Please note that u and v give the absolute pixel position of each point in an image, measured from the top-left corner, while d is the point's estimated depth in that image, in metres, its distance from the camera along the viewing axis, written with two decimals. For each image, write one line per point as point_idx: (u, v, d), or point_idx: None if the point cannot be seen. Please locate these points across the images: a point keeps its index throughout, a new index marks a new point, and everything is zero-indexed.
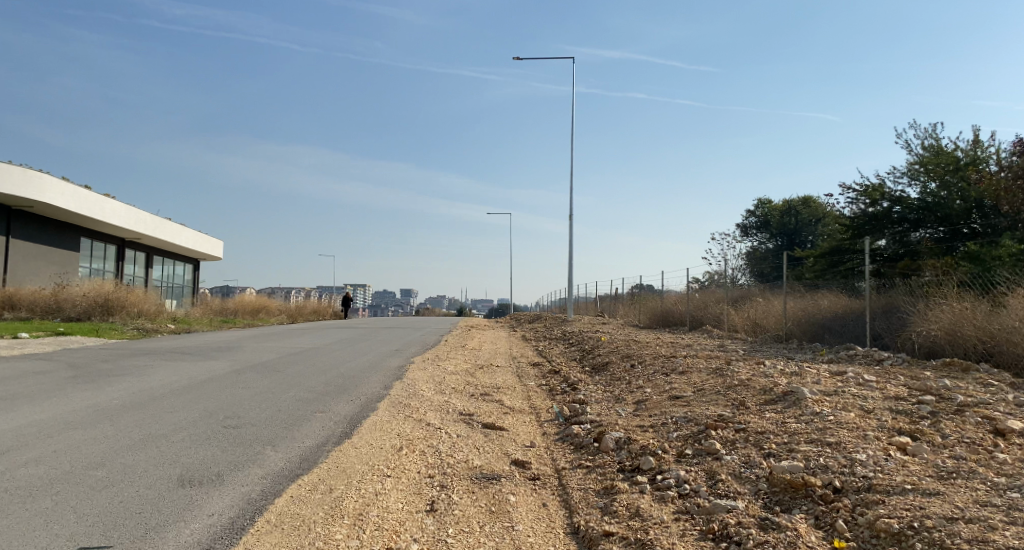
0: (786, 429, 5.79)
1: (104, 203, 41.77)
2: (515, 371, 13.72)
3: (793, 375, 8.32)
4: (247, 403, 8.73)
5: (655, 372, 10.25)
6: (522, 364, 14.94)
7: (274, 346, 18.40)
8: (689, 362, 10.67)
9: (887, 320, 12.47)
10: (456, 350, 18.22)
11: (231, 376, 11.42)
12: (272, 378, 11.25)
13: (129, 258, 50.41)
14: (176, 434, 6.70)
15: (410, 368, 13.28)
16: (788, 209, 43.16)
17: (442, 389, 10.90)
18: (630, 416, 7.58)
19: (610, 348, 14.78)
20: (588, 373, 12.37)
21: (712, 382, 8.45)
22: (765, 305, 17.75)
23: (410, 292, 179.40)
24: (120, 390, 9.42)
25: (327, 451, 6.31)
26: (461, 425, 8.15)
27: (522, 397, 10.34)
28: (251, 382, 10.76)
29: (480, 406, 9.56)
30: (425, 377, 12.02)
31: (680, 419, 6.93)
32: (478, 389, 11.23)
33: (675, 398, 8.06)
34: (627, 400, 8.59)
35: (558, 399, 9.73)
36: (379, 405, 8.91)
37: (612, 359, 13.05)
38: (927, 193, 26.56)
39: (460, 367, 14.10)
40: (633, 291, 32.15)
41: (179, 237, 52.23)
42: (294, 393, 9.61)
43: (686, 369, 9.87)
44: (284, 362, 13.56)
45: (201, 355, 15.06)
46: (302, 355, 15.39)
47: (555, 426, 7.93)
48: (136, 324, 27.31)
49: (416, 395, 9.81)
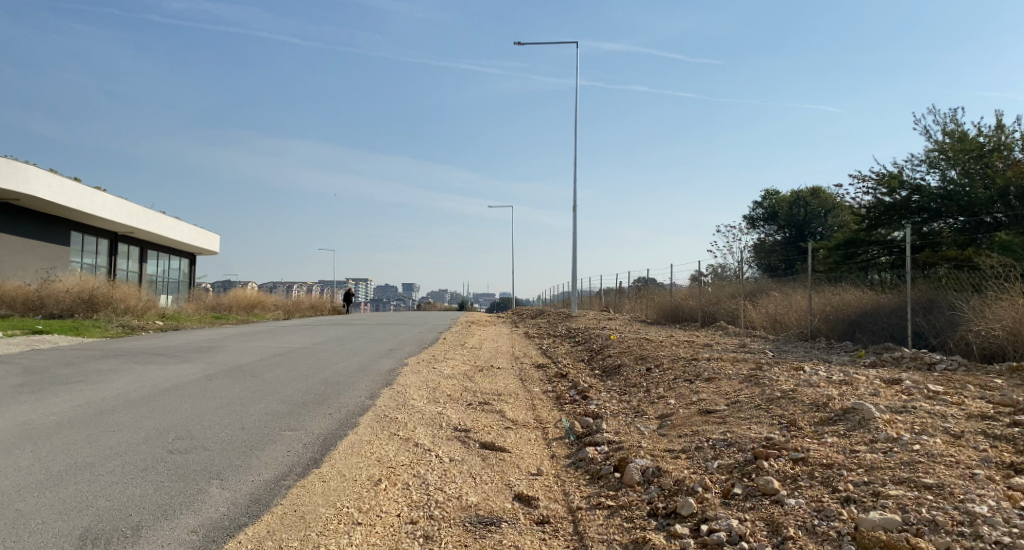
0: (859, 462, 4.59)
1: (94, 196, 40.53)
2: (517, 375, 12.52)
3: (843, 385, 7.10)
4: (207, 417, 7.55)
5: (677, 378, 9.03)
6: (525, 366, 13.75)
7: (260, 345, 17.23)
8: (715, 366, 9.45)
9: (930, 316, 11.26)
10: (454, 350, 17.02)
11: (201, 382, 10.23)
12: (245, 385, 10.07)
13: (122, 253, 49.21)
14: (105, 464, 5.52)
15: (402, 372, 12.07)
16: (797, 200, 41.82)
17: (435, 398, 9.71)
18: (655, 436, 6.38)
19: (621, 348, 13.57)
20: (599, 377, 11.17)
21: (748, 393, 7.24)
22: (787, 300, 16.51)
23: (411, 286, 178.00)
24: (66, 401, 8.23)
25: (287, 489, 5.13)
26: (453, 446, 6.95)
27: (527, 407, 9.16)
28: (221, 390, 9.56)
29: (478, 419, 8.37)
30: (418, 383, 10.84)
31: (718, 444, 5.73)
32: (476, 397, 10.04)
33: (707, 413, 6.86)
34: (648, 414, 7.39)
35: (568, 411, 8.53)
36: (361, 421, 7.72)
37: (624, 361, 11.85)
38: (948, 181, 25.25)
39: (458, 371, 12.87)
40: (640, 286, 30.87)
41: (173, 231, 50.98)
42: (265, 404, 8.43)
43: (713, 376, 8.67)
44: (264, 365, 12.36)
45: (178, 356, 13.87)
46: (287, 356, 14.20)
47: (566, 448, 6.73)
48: (121, 321, 26.16)
49: (405, 407, 8.61)
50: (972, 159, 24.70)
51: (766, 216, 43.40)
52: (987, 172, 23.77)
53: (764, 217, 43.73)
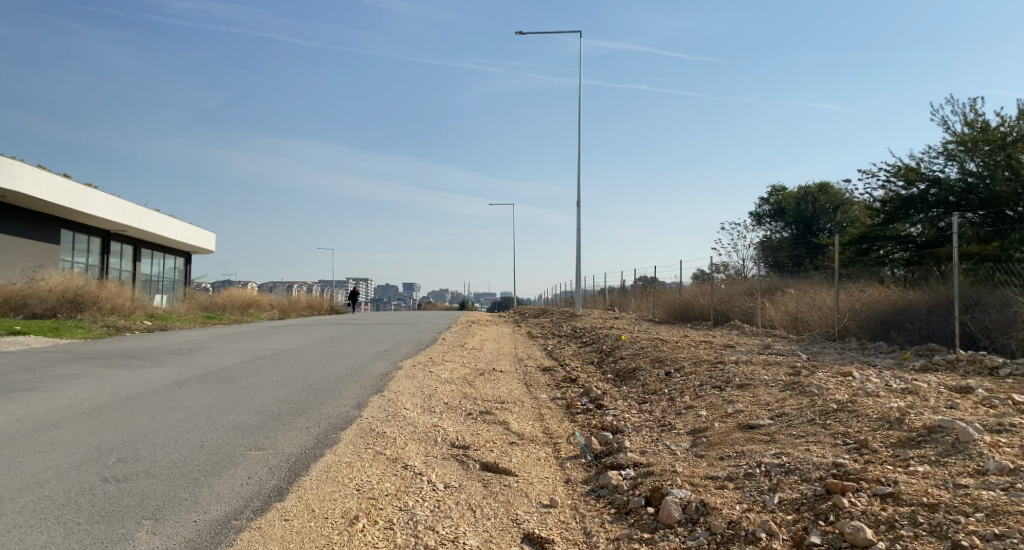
0: (977, 504, 3.51)
1: (83, 193, 39.40)
2: (522, 379, 11.45)
3: (909, 394, 6.01)
4: (163, 432, 6.46)
5: (705, 385, 7.95)
6: (530, 369, 12.68)
7: (247, 346, 16.20)
8: (746, 371, 8.36)
9: (983, 315, 10.15)
10: (453, 352, 15.95)
11: (169, 389, 9.18)
12: (218, 393, 9.01)
13: (115, 251, 48.10)
14: (17, 498, 4.45)
15: (396, 377, 10.99)
16: (804, 196, 40.70)
17: (430, 407, 8.63)
18: (692, 458, 5.31)
19: (634, 350, 12.51)
20: (612, 383, 10.08)
21: (796, 405, 6.14)
22: (810, 297, 15.39)
23: (412, 286, 176.82)
24: (6, 413, 7.16)
25: (238, 532, 4.07)
26: (448, 469, 5.87)
27: (534, 418, 8.09)
28: (189, 398, 8.48)
29: (479, 432, 7.31)
30: (413, 390, 9.78)
31: (775, 470, 4.66)
32: (477, 405, 8.98)
33: (749, 429, 5.77)
34: (678, 429, 6.32)
35: (581, 423, 7.45)
36: (343, 436, 6.64)
37: (639, 365, 10.76)
38: (967, 174, 24.08)
39: (456, 374, 11.79)
40: (645, 283, 29.79)
41: (166, 230, 49.83)
42: (235, 416, 7.36)
43: (747, 383, 7.57)
44: (243, 368, 11.30)
45: (155, 359, 12.83)
46: (273, 358, 13.19)
47: (584, 471, 5.66)
48: (107, 322, 25.12)
49: (394, 420, 7.54)
50: (992, 150, 23.56)
51: (773, 213, 42.27)
52: (1010, 163, 22.63)
53: (770, 214, 42.59)
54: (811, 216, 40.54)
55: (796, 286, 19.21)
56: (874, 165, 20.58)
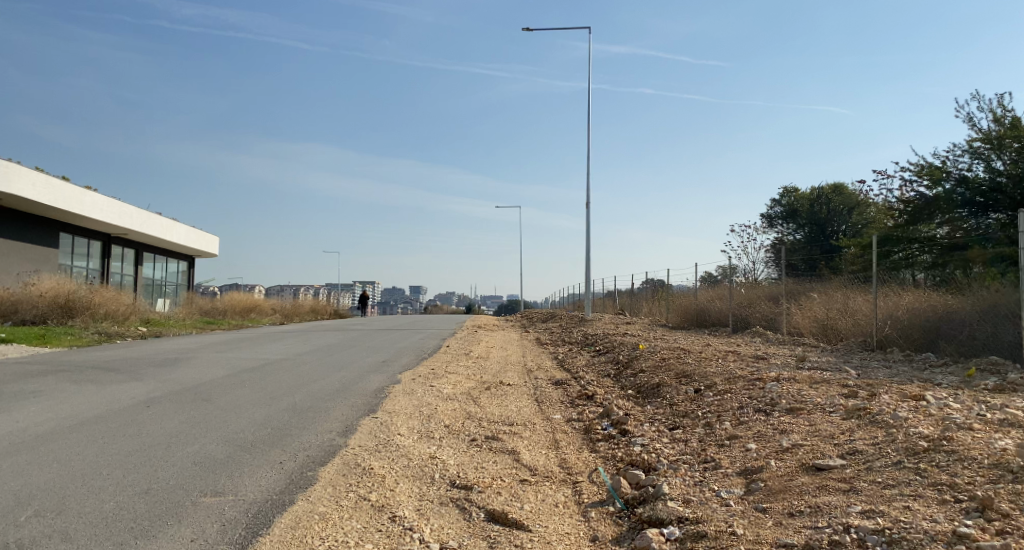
0: None
1: (81, 195, 38.47)
2: (532, 394, 10.37)
3: (1013, 428, 4.86)
4: (106, 470, 5.40)
5: (747, 408, 6.85)
6: (540, 382, 11.60)
7: (236, 355, 15.16)
8: (792, 391, 7.23)
9: None
10: (456, 362, 14.86)
11: (134, 410, 8.11)
12: (189, 414, 7.93)
13: (116, 255, 47.24)
14: None
15: (393, 393, 9.91)
16: (817, 196, 39.36)
17: (428, 433, 7.54)
18: (753, 515, 4.21)
19: (654, 361, 11.40)
20: (634, 401, 8.96)
21: (870, 439, 5.02)
22: (843, 304, 14.19)
23: (418, 288, 175.90)
24: None
25: None
26: (446, 520, 4.78)
27: (548, 446, 7.01)
28: (154, 422, 7.42)
29: (486, 466, 6.23)
30: (411, 409, 8.70)
31: (870, 538, 3.56)
32: (482, 429, 7.90)
33: (818, 473, 4.64)
34: (725, 468, 5.22)
35: (604, 455, 6.36)
36: (322, 475, 5.56)
37: (662, 380, 9.64)
38: (997, 172, 22.67)
39: (459, 389, 10.69)
40: (658, 286, 28.63)
41: (167, 233, 48.85)
42: (198, 447, 6.29)
43: (797, 407, 6.44)
44: (226, 384, 10.23)
45: (131, 372, 11.78)
46: (261, 371, 12.15)
47: (615, 527, 4.57)
48: (99, 329, 24.13)
49: (386, 453, 6.45)
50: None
51: (785, 214, 40.96)
52: None
53: (783, 216, 41.25)
54: (824, 218, 39.28)
55: (822, 289, 18.04)
56: (901, 161, 19.42)
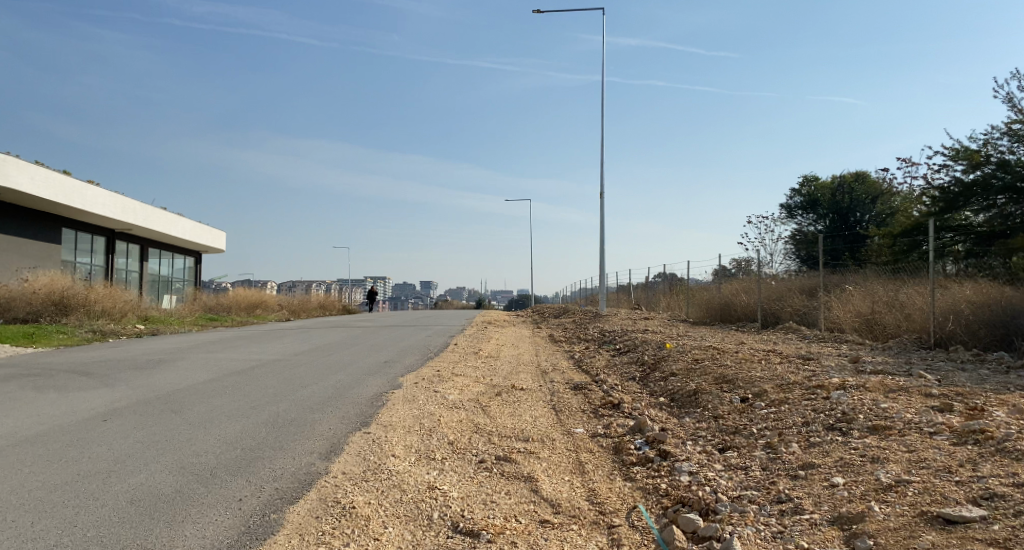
0: None
1: (83, 189, 37.44)
2: (549, 402, 9.15)
3: None
4: (11, 515, 4.27)
5: (817, 427, 5.60)
6: (558, 386, 10.39)
7: (228, 356, 14.03)
8: (867, 403, 5.95)
9: None
10: (464, 362, 13.66)
11: (90, 424, 6.98)
12: (150, 430, 6.80)
13: (121, 250, 46.27)
14: None
15: (392, 401, 8.72)
16: (838, 185, 37.84)
17: (429, 454, 6.34)
18: None
19: (685, 363, 10.14)
20: (669, 411, 7.73)
21: (1012, 478, 3.74)
22: (893, 298, 12.89)
23: (429, 283, 174.91)
24: None
25: None
26: None
27: (571, 473, 5.77)
28: (104, 441, 6.29)
29: (495, 502, 5.01)
30: (411, 422, 7.50)
31: None
32: (492, 447, 6.70)
33: (950, 528, 3.39)
34: (810, 513, 3.98)
35: (645, 487, 5.14)
36: (287, 521, 4.38)
37: (699, 385, 8.39)
38: None
39: (466, 396, 9.50)
40: (676, 279, 27.33)
41: (172, 228, 47.87)
42: (143, 477, 5.12)
43: (885, 425, 5.17)
44: (204, 391, 9.10)
45: (107, 376, 10.68)
46: (250, 374, 11.01)
47: None
48: (94, 327, 23.10)
49: (373, 484, 5.25)
50: None
51: (804, 204, 39.49)
52: None
53: (802, 206, 39.72)
54: (846, 207, 37.70)
55: (860, 280, 16.73)
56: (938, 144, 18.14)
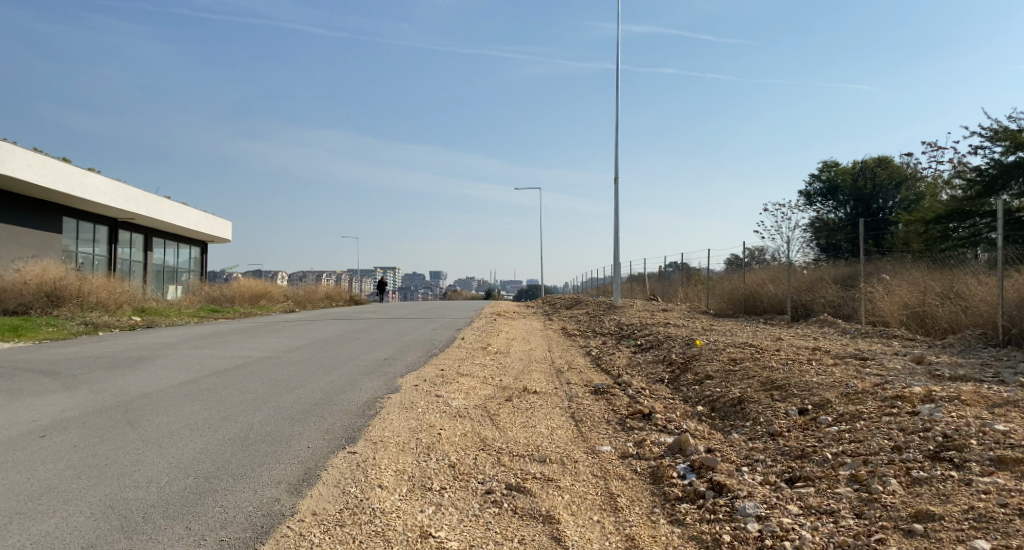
0: None
1: (84, 177, 36.42)
2: (567, 409, 7.99)
3: None
4: None
5: (915, 455, 4.40)
6: (576, 389, 9.24)
7: (215, 353, 12.84)
8: (971, 421, 4.76)
9: None
10: (471, 359, 12.52)
11: (22, 442, 5.86)
12: (93, 448, 5.68)
13: (125, 240, 45.31)
14: None
15: (388, 409, 7.58)
16: (859, 171, 36.37)
17: (425, 482, 5.18)
18: None
19: (721, 365, 8.94)
20: (711, 425, 6.55)
21: None
22: (951, 291, 11.62)
23: (438, 274, 173.95)
24: None
25: None
26: None
27: (600, 513, 4.60)
28: (29, 465, 5.18)
29: None
30: (406, 437, 6.34)
31: None
32: (500, 471, 5.54)
33: None
34: None
35: (701, 538, 3.96)
36: None
37: (744, 393, 7.21)
38: None
39: (473, 402, 8.36)
40: (694, 269, 26.06)
41: (176, 217, 46.89)
42: (52, 525, 4.01)
43: (1014, 456, 3.97)
44: (175, 396, 7.99)
45: (73, 375, 9.55)
46: (234, 375, 9.87)
47: None
48: (86, 319, 22.03)
49: (347, 532, 4.09)
50: None
51: (824, 191, 38.08)
52: None
53: (821, 193, 38.28)
54: (868, 193, 36.11)
55: (902, 268, 15.50)
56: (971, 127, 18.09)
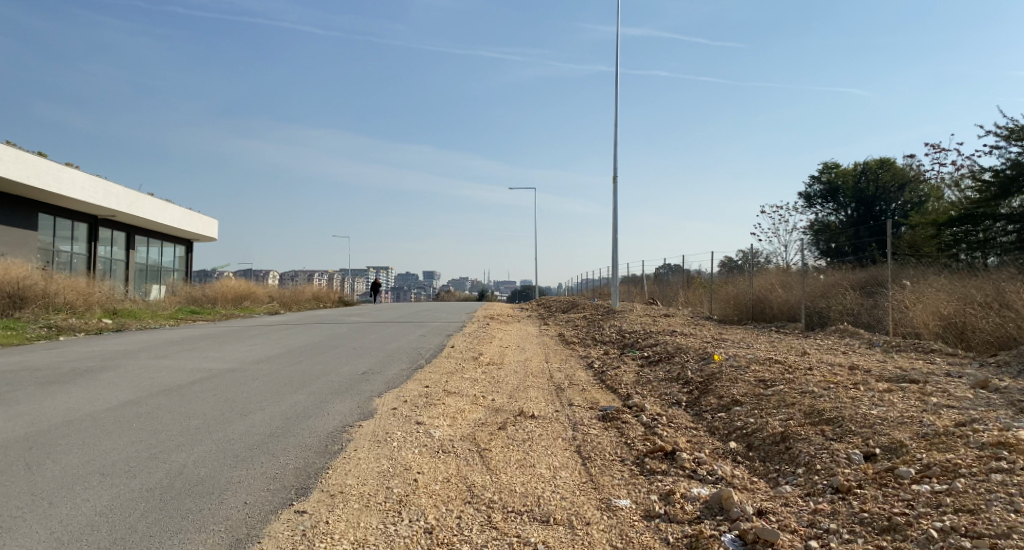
0: None
1: (60, 172, 34.90)
2: (571, 441, 6.73)
3: None
4: None
5: None
6: (581, 412, 7.98)
7: (174, 363, 11.43)
8: None
9: None
10: (460, 373, 11.23)
11: None
12: None
13: (105, 238, 43.74)
14: None
15: (358, 442, 6.29)
16: (860, 172, 35.14)
17: None
18: None
19: (748, 387, 7.69)
20: (753, 473, 5.30)
21: None
22: (1002, 305, 10.40)
23: (432, 273, 172.33)
24: None
25: None
26: None
27: None
28: None
29: None
30: (374, 486, 5.07)
31: None
32: (493, 541, 4.26)
33: None
34: None
35: None
36: None
37: (786, 427, 5.97)
38: None
39: (460, 430, 7.10)
40: (695, 272, 24.82)
41: (159, 214, 45.34)
42: None
43: None
44: (103, 422, 6.67)
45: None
46: (184, 393, 8.51)
47: None
48: (51, 321, 20.59)
49: None
50: None
51: (824, 193, 36.91)
52: None
53: (821, 194, 37.12)
54: (870, 196, 34.78)
55: (928, 274, 14.32)
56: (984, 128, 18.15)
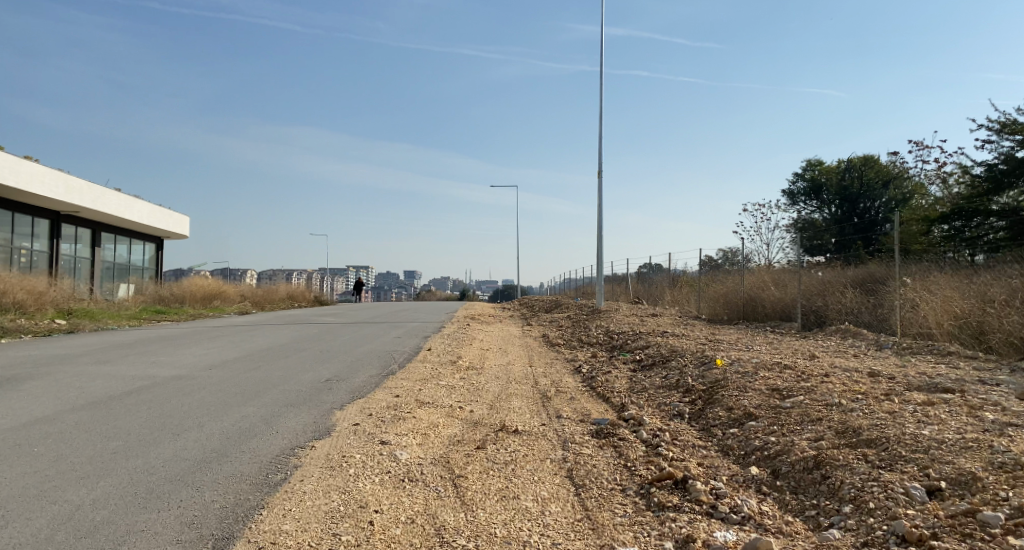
0: None
1: (19, 165, 33.29)
2: (561, 463, 5.70)
3: None
4: None
5: None
6: (571, 426, 6.96)
7: (116, 370, 10.24)
8: None
9: None
10: (435, 379, 10.17)
11: None
12: None
13: (68, 236, 42.00)
14: None
15: (305, 471, 5.22)
16: (844, 169, 34.56)
17: None
18: None
19: (761, 397, 6.71)
20: (788, 512, 4.30)
21: None
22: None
23: (412, 273, 170.68)
24: None
25: None
26: None
27: None
28: None
29: None
30: (317, 534, 4.02)
31: None
32: None
33: None
34: None
35: None
36: None
37: (819, 449, 4.99)
38: None
39: (432, 451, 6.05)
40: (682, 270, 23.92)
41: (127, 211, 43.69)
42: None
43: None
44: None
45: None
46: (115, 406, 7.37)
47: None
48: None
49: None
50: None
51: (807, 191, 36.36)
52: None
53: (805, 192, 36.62)
54: (855, 193, 34.14)
55: (932, 270, 13.48)
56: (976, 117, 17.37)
